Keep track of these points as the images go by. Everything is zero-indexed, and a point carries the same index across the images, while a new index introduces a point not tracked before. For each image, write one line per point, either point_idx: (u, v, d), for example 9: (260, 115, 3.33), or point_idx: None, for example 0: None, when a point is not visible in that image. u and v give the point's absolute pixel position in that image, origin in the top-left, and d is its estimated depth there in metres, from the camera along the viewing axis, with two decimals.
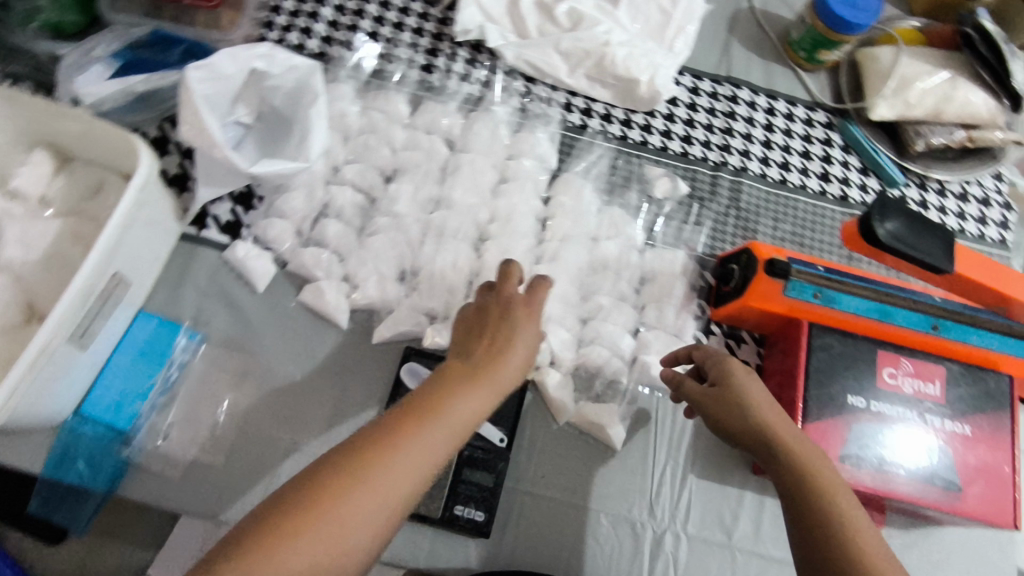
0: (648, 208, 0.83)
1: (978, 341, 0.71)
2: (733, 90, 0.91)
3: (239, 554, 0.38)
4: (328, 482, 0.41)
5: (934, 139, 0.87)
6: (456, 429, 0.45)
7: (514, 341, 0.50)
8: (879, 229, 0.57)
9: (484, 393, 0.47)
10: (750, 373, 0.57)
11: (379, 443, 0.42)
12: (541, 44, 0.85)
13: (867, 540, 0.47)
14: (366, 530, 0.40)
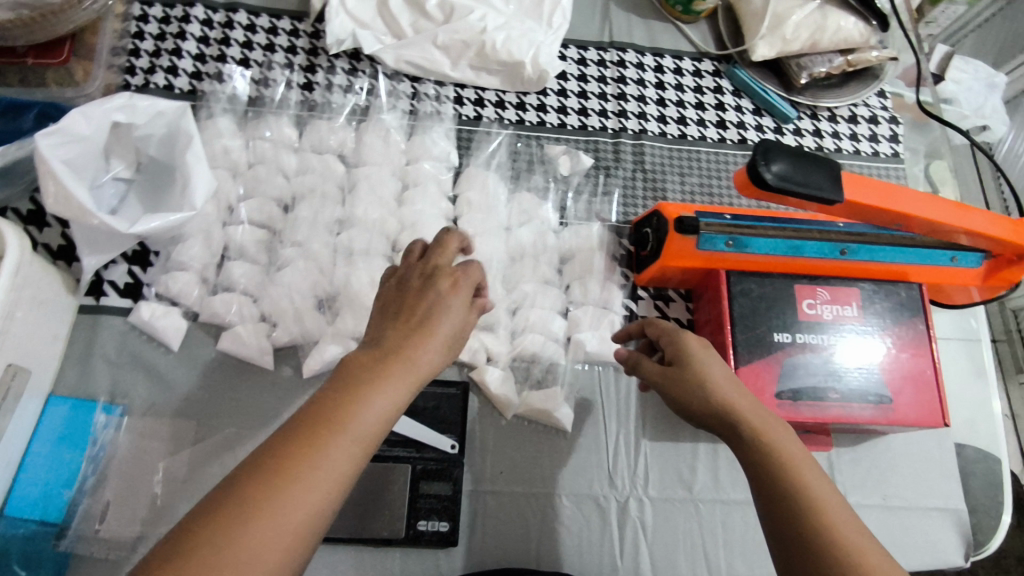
0: (555, 187, 0.83)
1: (884, 257, 0.74)
2: (619, 55, 0.91)
3: None
4: (216, 519, 0.36)
5: (816, 70, 0.89)
6: (368, 433, 0.40)
7: (434, 316, 0.47)
8: (764, 173, 0.58)
9: (398, 385, 0.42)
10: (706, 346, 0.57)
11: (283, 461, 0.38)
12: (418, 42, 0.84)
13: (833, 507, 0.46)
14: (269, 565, 0.35)
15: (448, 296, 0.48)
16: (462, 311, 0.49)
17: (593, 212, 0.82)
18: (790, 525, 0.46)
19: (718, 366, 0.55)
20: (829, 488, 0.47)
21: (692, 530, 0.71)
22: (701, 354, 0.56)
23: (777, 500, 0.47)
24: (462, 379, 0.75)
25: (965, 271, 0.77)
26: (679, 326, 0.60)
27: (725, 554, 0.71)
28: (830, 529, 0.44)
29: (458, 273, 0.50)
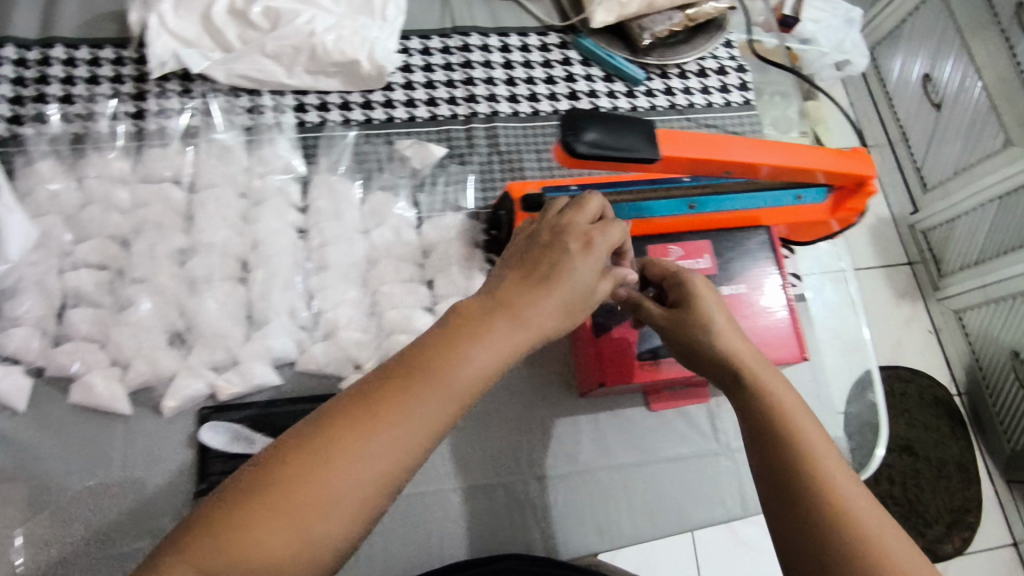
0: (408, 181, 0.82)
1: (731, 206, 0.76)
2: (463, 39, 0.90)
3: (200, 537, 0.34)
4: (297, 458, 0.36)
5: (658, 29, 0.89)
6: (455, 397, 0.40)
7: (557, 268, 0.45)
8: (573, 142, 0.58)
9: (498, 346, 0.41)
10: (710, 287, 0.55)
11: (373, 409, 0.38)
12: (247, 53, 0.81)
13: (826, 455, 0.45)
14: (329, 523, 0.36)
15: (571, 248, 0.46)
16: (590, 269, 0.46)
17: (450, 202, 0.82)
18: (773, 467, 0.46)
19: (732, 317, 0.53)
20: (820, 433, 0.46)
21: (580, 500, 0.73)
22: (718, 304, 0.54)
23: (769, 439, 0.47)
24: (331, 391, 0.74)
25: (812, 207, 0.79)
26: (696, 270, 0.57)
27: (615, 518, 0.73)
28: (822, 483, 0.44)
29: (592, 231, 0.48)
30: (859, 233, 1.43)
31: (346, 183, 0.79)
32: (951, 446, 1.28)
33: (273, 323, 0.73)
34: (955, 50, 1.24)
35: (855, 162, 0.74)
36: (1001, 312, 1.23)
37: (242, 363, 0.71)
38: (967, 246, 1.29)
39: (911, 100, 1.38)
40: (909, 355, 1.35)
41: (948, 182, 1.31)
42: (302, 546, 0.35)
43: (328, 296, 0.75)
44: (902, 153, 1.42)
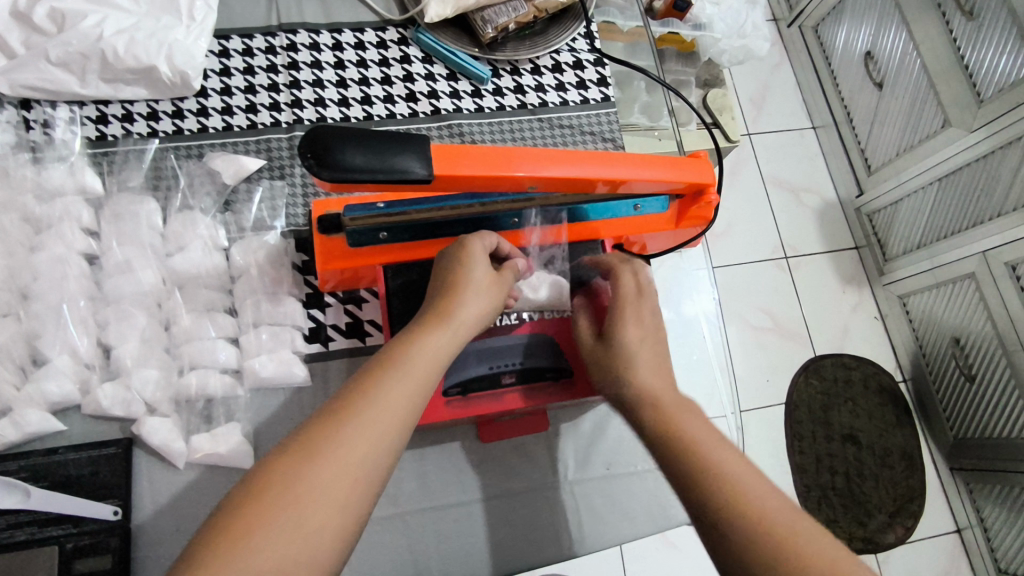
0: (213, 197, 0.74)
1: (561, 219, 0.71)
2: (289, 38, 0.83)
3: (221, 535, 0.38)
4: (303, 447, 0.42)
5: (501, 21, 0.80)
6: (415, 382, 0.48)
7: (475, 274, 0.57)
8: (318, 170, 0.51)
9: (442, 341, 0.52)
10: (627, 312, 0.58)
11: (357, 396, 0.46)
12: (30, 61, 0.73)
13: (714, 454, 0.46)
14: (333, 506, 0.40)
15: (481, 262, 0.59)
16: (496, 278, 0.60)
17: (262, 220, 0.75)
18: (683, 495, 0.45)
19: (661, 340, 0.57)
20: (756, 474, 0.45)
21: (402, 544, 0.68)
22: (648, 326, 0.58)
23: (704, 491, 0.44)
24: (124, 435, 0.68)
25: (651, 218, 0.74)
26: (626, 284, 0.61)
27: (437, 563, 0.68)
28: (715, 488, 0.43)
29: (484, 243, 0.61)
30: (804, 218, 1.34)
31: (135, 201, 0.72)
32: (896, 435, 1.20)
33: (54, 363, 0.66)
34: (895, 24, 1.16)
35: (688, 169, 0.68)
36: (941, 298, 1.16)
37: (15, 411, 0.65)
38: (910, 229, 1.21)
39: (854, 78, 1.30)
40: (855, 344, 1.26)
41: (892, 163, 1.23)
42: (307, 537, 0.39)
43: (115, 330, 0.67)
44: (846, 134, 1.34)
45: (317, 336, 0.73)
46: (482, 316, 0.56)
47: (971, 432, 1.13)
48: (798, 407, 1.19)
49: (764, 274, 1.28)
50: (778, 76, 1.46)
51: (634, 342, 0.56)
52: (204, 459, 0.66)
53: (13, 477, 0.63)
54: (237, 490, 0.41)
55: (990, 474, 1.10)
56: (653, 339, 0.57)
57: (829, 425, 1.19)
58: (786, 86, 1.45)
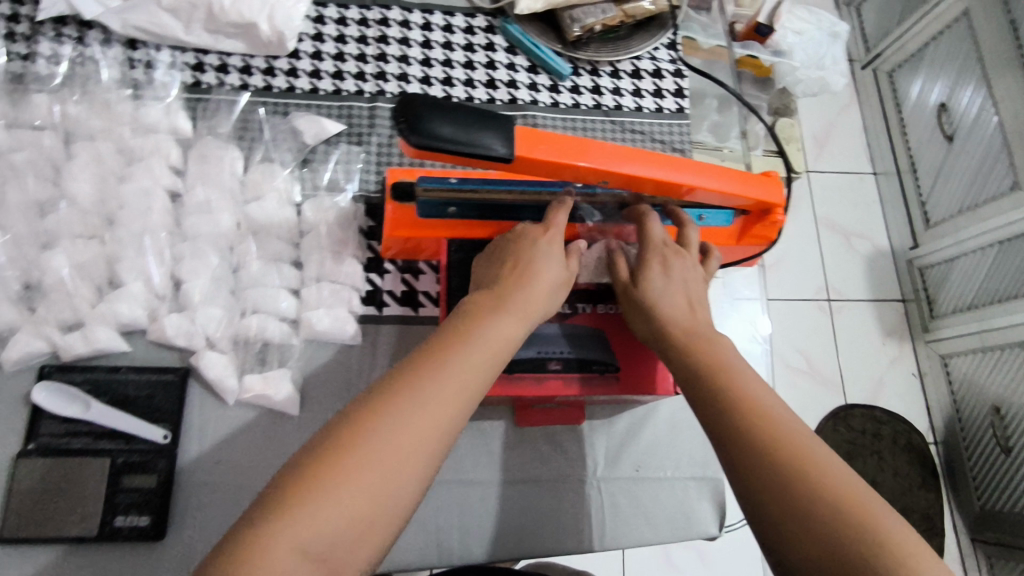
0: (293, 153, 0.77)
1: None
2: (382, 12, 0.86)
3: (307, 479, 0.40)
4: (385, 399, 0.44)
5: (589, 21, 0.83)
6: (481, 359, 0.49)
7: (542, 254, 0.59)
8: (407, 134, 0.53)
9: (510, 306, 0.54)
10: (671, 259, 0.63)
11: (438, 355, 0.48)
12: (142, 4, 0.77)
13: (750, 385, 0.51)
14: (406, 458, 0.42)
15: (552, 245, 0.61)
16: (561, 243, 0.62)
17: (336, 181, 0.77)
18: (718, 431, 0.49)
19: (690, 288, 0.62)
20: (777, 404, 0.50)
21: (428, 514, 0.69)
22: (677, 273, 0.62)
23: (726, 427, 0.49)
24: (182, 365, 0.70)
25: (716, 229, 0.74)
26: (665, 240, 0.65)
27: (458, 536, 0.69)
28: (749, 415, 0.49)
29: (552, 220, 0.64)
30: (853, 261, 1.31)
31: (221, 147, 0.75)
32: (920, 496, 1.17)
33: (129, 288, 0.69)
34: (975, 80, 1.15)
35: (759, 186, 0.68)
36: (987, 363, 1.13)
37: (87, 326, 0.68)
38: (964, 287, 1.18)
39: (925, 129, 1.28)
40: (888, 397, 1.23)
41: (953, 220, 1.21)
42: (388, 496, 0.41)
43: (185, 265, 0.71)
44: (908, 184, 1.31)
45: (372, 299, 0.75)
46: (549, 286, 0.58)
47: (1000, 506, 1.10)
48: None
49: (806, 312, 1.26)
50: (846, 117, 1.42)
51: (664, 289, 0.61)
52: (254, 399, 0.69)
53: (77, 388, 0.67)
54: (313, 443, 0.43)
55: (1014, 551, 1.09)
56: (682, 288, 0.62)
57: None
58: (852, 128, 1.42)
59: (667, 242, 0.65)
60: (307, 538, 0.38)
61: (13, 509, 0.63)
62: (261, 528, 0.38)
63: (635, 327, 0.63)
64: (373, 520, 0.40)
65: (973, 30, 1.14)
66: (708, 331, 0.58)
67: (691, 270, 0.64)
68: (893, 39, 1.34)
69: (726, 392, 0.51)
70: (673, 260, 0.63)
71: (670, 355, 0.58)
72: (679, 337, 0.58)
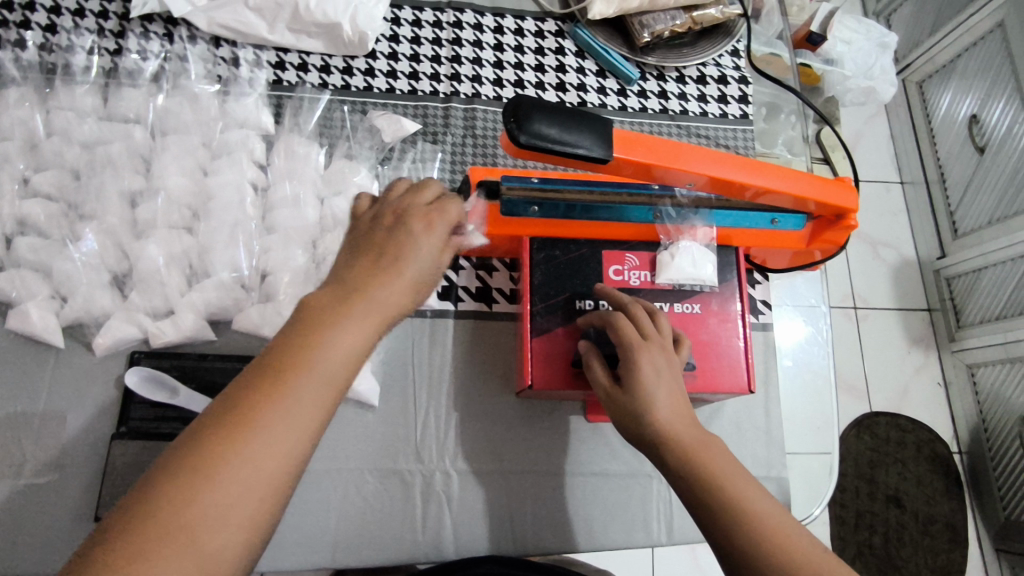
0: (373, 151, 0.80)
1: (715, 222, 0.72)
2: (456, 15, 0.88)
3: (131, 535, 0.35)
4: (209, 449, 0.38)
5: (659, 28, 0.85)
6: (332, 379, 0.42)
7: (401, 254, 0.47)
8: (517, 133, 0.55)
9: (361, 328, 0.43)
10: (652, 354, 0.57)
11: (261, 395, 0.40)
12: (230, 3, 0.80)
13: (739, 487, 0.51)
14: (232, 525, 0.37)
15: (416, 239, 0.47)
16: (432, 231, 0.49)
17: (414, 179, 0.80)
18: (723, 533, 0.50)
19: (675, 384, 0.57)
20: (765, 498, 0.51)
21: (502, 504, 0.71)
22: (659, 370, 0.57)
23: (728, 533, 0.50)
24: None
25: (785, 233, 0.75)
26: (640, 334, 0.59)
27: (531, 526, 0.71)
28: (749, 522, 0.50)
29: (432, 213, 0.50)
30: (877, 270, 1.32)
31: (305, 143, 0.77)
32: (943, 504, 1.18)
33: (218, 277, 0.71)
34: (1007, 95, 1.15)
35: (833, 190, 0.69)
36: (1014, 375, 1.12)
37: (177, 314, 0.70)
38: (991, 299, 1.17)
39: (954, 140, 1.28)
40: (914, 406, 1.23)
41: (980, 232, 1.20)
42: (203, 558, 0.36)
43: (272, 257, 0.73)
44: (936, 196, 1.31)
45: (448, 295, 0.77)
46: (413, 296, 0.47)
47: None
48: (844, 460, 1.19)
49: (838, 322, 1.27)
50: (873, 126, 1.42)
51: (655, 391, 0.55)
52: None
53: (167, 374, 0.69)
54: (149, 480, 0.37)
55: None
56: (670, 384, 0.56)
57: (873, 484, 1.18)
58: (879, 138, 1.42)
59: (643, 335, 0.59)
60: None
61: (106, 490, 0.64)
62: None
63: (621, 430, 0.58)
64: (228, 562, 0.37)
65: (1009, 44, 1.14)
66: (693, 433, 0.54)
67: (673, 363, 0.58)
68: (924, 50, 1.35)
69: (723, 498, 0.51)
70: (656, 357, 0.57)
71: (664, 464, 0.54)
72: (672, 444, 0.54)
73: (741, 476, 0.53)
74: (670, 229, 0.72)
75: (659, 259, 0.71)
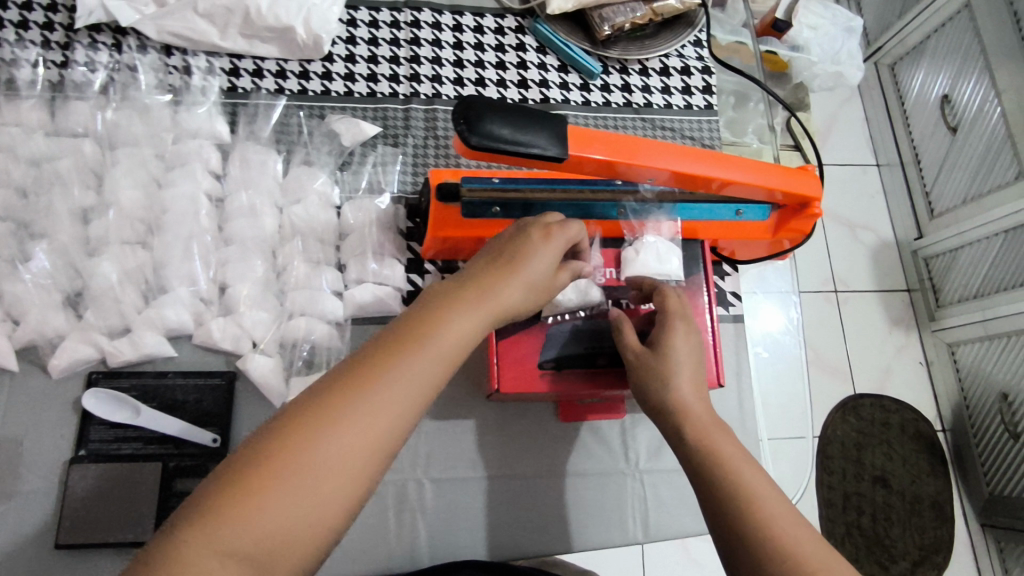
0: (333, 156, 0.78)
1: (682, 216, 0.72)
2: (413, 14, 0.86)
3: (251, 470, 0.38)
4: (330, 402, 0.41)
5: (619, 21, 0.83)
6: (444, 357, 0.45)
7: (522, 259, 0.53)
8: (468, 135, 0.54)
9: (472, 317, 0.48)
10: (688, 330, 0.60)
11: (388, 360, 0.44)
12: (179, 10, 0.78)
13: (739, 469, 0.50)
14: (343, 477, 0.40)
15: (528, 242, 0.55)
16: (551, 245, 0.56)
17: (375, 183, 0.78)
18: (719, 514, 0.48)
19: (699, 364, 0.58)
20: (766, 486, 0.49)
21: (476, 510, 0.70)
22: (688, 345, 0.58)
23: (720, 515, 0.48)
24: (228, 369, 0.71)
25: (752, 224, 0.75)
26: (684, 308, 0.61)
27: (507, 530, 0.70)
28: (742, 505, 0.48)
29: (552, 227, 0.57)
30: (857, 252, 1.30)
31: (262, 151, 0.76)
32: (928, 484, 1.18)
33: (176, 292, 0.69)
34: (977, 73, 1.15)
35: (797, 180, 0.69)
36: (993, 351, 1.13)
37: (134, 332, 0.68)
38: (969, 277, 1.18)
39: (927, 119, 1.28)
40: (896, 385, 1.23)
41: (955, 211, 1.20)
42: (313, 500, 0.38)
43: (232, 270, 0.71)
44: (911, 173, 1.30)
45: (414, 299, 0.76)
46: (522, 296, 0.52)
47: (1010, 490, 1.10)
48: (830, 443, 1.18)
49: (816, 305, 1.25)
50: (847, 109, 1.40)
51: (680, 362, 0.57)
52: None
53: (126, 394, 0.67)
54: (270, 426, 0.41)
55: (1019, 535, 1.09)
56: (696, 361, 0.58)
57: (861, 465, 1.17)
58: (853, 122, 1.40)
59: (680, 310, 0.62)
60: (231, 543, 0.36)
61: (68, 516, 0.63)
62: (204, 513, 0.37)
63: (641, 396, 0.58)
64: (333, 506, 0.39)
65: (976, 22, 1.14)
66: (711, 421, 0.54)
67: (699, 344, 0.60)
68: (894, 30, 1.33)
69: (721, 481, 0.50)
70: (690, 335, 0.59)
71: (680, 442, 0.54)
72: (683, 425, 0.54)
73: (755, 469, 0.51)
74: (633, 223, 0.71)
75: (624, 255, 0.70)
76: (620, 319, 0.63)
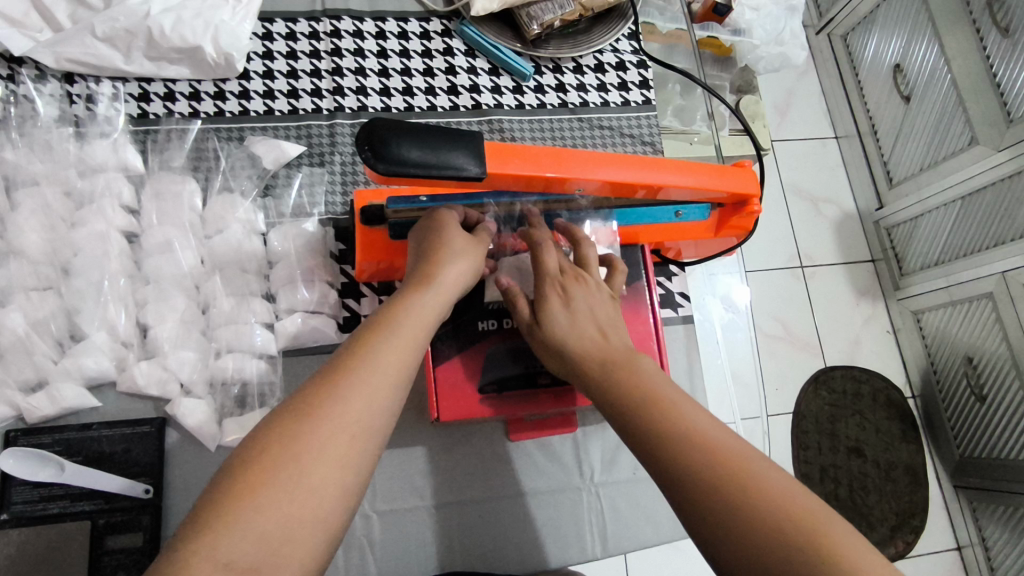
0: (253, 181, 0.74)
1: (620, 222, 0.70)
2: (332, 23, 0.82)
3: (239, 477, 0.36)
4: (310, 396, 0.40)
5: (548, 18, 0.79)
6: (409, 338, 0.47)
7: (451, 248, 0.56)
8: (374, 162, 0.51)
9: (425, 306, 0.50)
10: (572, 293, 0.57)
11: (356, 349, 0.44)
12: (76, 35, 0.72)
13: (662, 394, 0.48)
14: (336, 463, 0.38)
15: (455, 231, 0.58)
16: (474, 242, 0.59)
17: (301, 206, 0.75)
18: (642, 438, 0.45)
19: (596, 313, 0.56)
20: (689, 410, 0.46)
21: (428, 539, 0.68)
22: (579, 303, 0.57)
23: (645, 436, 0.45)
24: (158, 414, 0.67)
25: (693, 224, 0.73)
26: (561, 271, 0.59)
27: (461, 557, 0.68)
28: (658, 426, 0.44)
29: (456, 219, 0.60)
30: (821, 229, 1.22)
31: (177, 181, 0.72)
32: (901, 450, 1.10)
33: (92, 339, 0.66)
34: (927, 38, 1.07)
35: (732, 177, 0.67)
36: (956, 317, 1.07)
37: (52, 384, 0.65)
38: (929, 244, 1.11)
39: (880, 88, 1.20)
40: (866, 354, 1.15)
41: (914, 179, 1.13)
42: (312, 490, 0.37)
43: (153, 309, 0.67)
44: (869, 145, 1.22)
45: (350, 325, 0.73)
46: (462, 280, 0.55)
47: (979, 451, 1.04)
48: (804, 418, 1.09)
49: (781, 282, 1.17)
50: (804, 84, 1.31)
51: (567, 322, 0.55)
52: (237, 442, 0.66)
53: (48, 450, 0.63)
54: (252, 437, 0.39)
55: (992, 494, 1.02)
56: (587, 317, 0.56)
57: (835, 437, 1.09)
58: (811, 97, 1.31)
59: (564, 268, 0.59)
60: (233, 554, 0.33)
61: None
62: (196, 534, 0.34)
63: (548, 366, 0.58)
64: (332, 497, 0.37)
65: None
66: (626, 358, 0.52)
67: (596, 294, 0.58)
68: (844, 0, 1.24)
69: (643, 410, 0.46)
70: (574, 288, 0.58)
71: (590, 389, 0.52)
72: (599, 367, 0.52)
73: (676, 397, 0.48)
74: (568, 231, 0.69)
75: None
76: (509, 290, 0.60)
